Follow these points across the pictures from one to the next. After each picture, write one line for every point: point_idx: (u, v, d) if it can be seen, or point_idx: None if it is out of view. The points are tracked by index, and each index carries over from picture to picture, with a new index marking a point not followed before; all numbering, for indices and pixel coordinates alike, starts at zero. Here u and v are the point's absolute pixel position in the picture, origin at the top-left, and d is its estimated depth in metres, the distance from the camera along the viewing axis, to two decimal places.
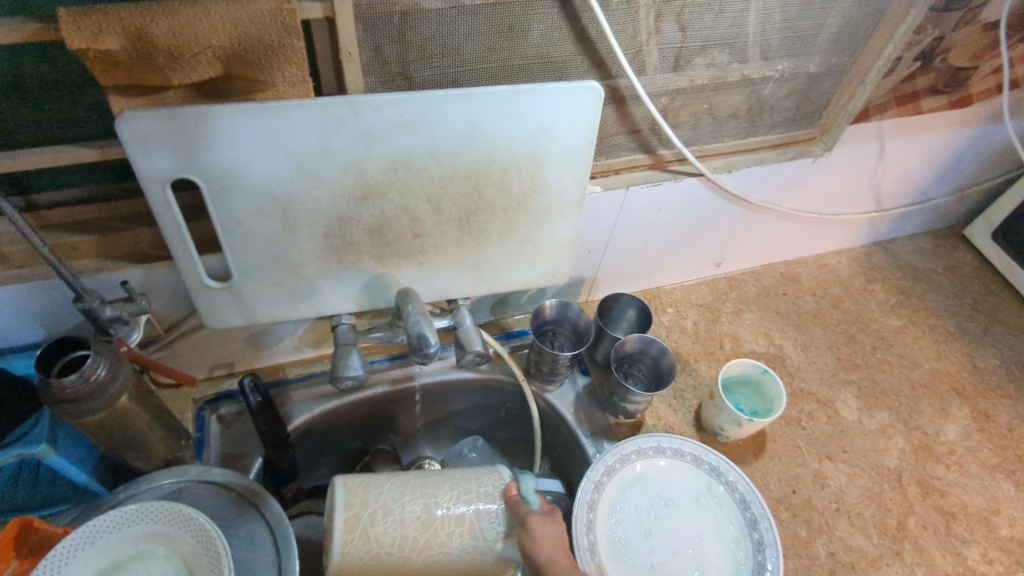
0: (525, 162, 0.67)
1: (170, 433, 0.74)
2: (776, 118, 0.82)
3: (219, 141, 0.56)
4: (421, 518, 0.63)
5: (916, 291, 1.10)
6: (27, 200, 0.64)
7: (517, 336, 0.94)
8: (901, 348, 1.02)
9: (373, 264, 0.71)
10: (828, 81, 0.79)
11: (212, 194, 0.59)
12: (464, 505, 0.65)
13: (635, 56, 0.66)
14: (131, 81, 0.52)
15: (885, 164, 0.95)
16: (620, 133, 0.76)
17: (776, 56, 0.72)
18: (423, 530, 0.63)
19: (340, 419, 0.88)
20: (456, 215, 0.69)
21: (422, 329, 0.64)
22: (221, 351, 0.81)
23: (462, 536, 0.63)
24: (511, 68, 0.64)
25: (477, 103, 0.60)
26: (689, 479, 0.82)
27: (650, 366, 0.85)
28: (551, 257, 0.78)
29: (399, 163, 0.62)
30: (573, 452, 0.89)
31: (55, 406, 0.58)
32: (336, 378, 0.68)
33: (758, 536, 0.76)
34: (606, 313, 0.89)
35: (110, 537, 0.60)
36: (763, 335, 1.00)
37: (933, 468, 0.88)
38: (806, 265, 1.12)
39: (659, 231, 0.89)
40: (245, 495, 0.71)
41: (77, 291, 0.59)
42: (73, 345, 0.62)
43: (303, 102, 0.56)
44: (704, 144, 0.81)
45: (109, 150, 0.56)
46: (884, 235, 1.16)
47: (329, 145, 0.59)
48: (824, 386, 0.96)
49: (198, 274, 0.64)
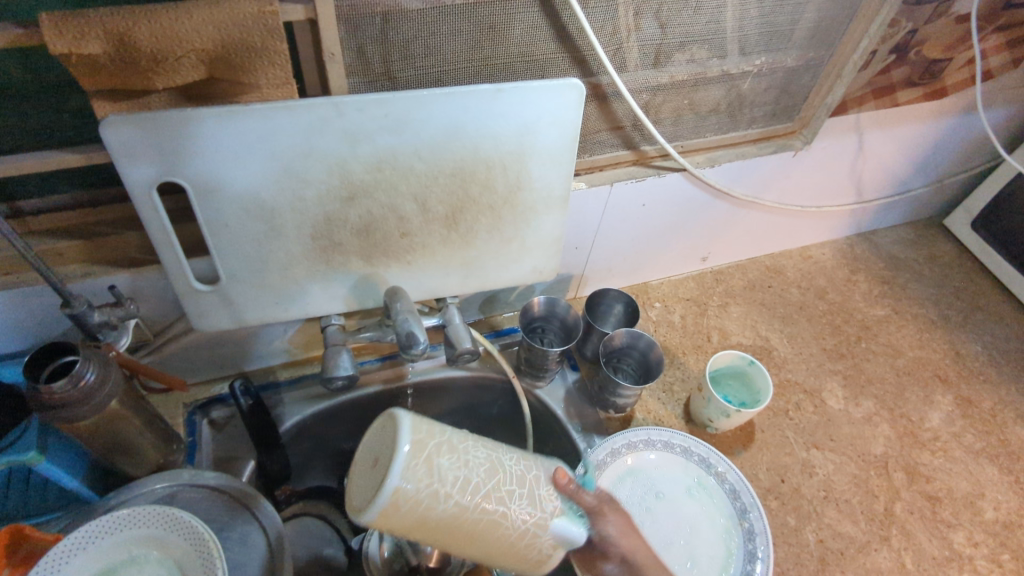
0: (510, 160, 0.67)
1: (161, 438, 0.74)
2: (757, 113, 0.84)
3: (204, 143, 0.56)
4: (488, 466, 0.51)
5: (899, 280, 1.12)
6: (12, 207, 0.63)
7: (506, 334, 0.95)
8: (886, 337, 1.03)
9: (361, 264, 0.71)
10: (806, 75, 0.81)
11: (198, 196, 0.59)
12: (527, 493, 0.52)
13: (615, 53, 0.67)
14: (116, 85, 0.52)
15: (865, 156, 0.96)
16: (603, 129, 0.76)
17: (754, 51, 0.74)
18: (491, 482, 0.50)
19: (331, 420, 0.89)
20: (443, 213, 0.69)
21: (411, 327, 0.65)
22: (211, 355, 0.81)
23: (523, 501, 0.51)
24: (493, 66, 0.64)
25: (460, 102, 0.61)
26: (679, 471, 0.83)
27: (638, 360, 0.86)
28: (538, 254, 0.78)
29: (385, 162, 0.63)
30: (564, 447, 0.90)
31: (44, 412, 0.58)
32: (327, 378, 0.68)
33: (748, 525, 0.77)
34: (594, 309, 0.90)
35: (103, 542, 0.61)
36: (749, 328, 1.02)
37: (918, 454, 0.90)
38: (791, 257, 1.13)
39: (645, 227, 0.90)
40: (238, 497, 0.71)
41: (66, 296, 0.59)
42: (61, 351, 0.61)
43: (288, 103, 0.56)
44: (687, 140, 0.82)
45: (94, 155, 0.56)
46: (867, 227, 1.18)
47: (314, 146, 0.59)
48: (811, 376, 0.97)
49: (186, 278, 0.65)
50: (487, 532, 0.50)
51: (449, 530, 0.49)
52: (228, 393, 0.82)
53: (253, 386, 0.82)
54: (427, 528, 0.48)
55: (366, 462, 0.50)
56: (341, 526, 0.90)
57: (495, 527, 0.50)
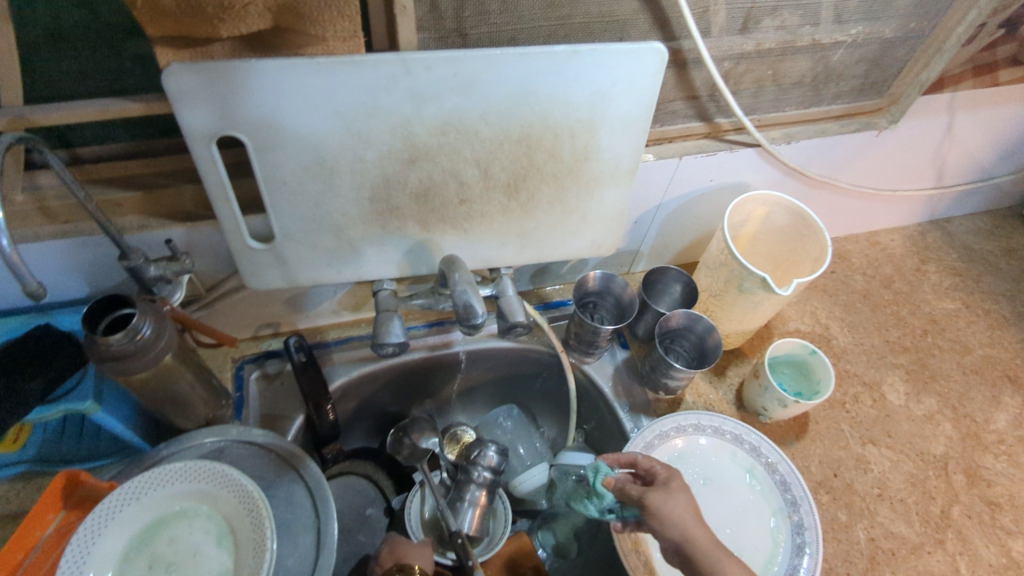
0: (580, 127, 0.63)
1: (212, 393, 0.74)
2: (843, 87, 0.78)
3: (265, 96, 0.54)
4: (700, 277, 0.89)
5: (973, 273, 1.05)
6: (71, 153, 0.64)
7: (555, 307, 0.93)
8: (953, 332, 0.98)
9: (418, 230, 0.69)
10: (902, 48, 0.75)
11: (258, 151, 0.57)
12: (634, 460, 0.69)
13: (700, 16, 0.63)
14: (179, 33, 0.50)
15: (952, 140, 0.90)
16: (678, 98, 0.72)
17: (850, 20, 0.68)
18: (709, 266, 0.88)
19: (376, 382, 0.88)
20: (504, 181, 0.66)
21: (470, 299, 0.63)
22: (262, 312, 0.81)
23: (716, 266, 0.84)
24: (571, 27, 0.60)
25: (532, 64, 0.57)
26: (728, 458, 0.81)
27: (694, 344, 0.83)
28: (599, 228, 0.75)
29: (449, 125, 0.60)
30: (608, 424, 0.89)
31: (101, 363, 0.58)
32: (377, 344, 0.66)
33: (798, 519, 0.75)
34: (650, 287, 0.87)
35: (158, 492, 0.63)
36: (809, 314, 0.98)
37: (981, 457, 0.85)
38: (857, 243, 1.08)
39: (710, 204, 0.86)
40: (286, 456, 0.72)
41: (12, 273, 0.44)
42: (118, 304, 0.61)
43: (354, 59, 0.53)
44: (764, 113, 0.77)
45: (154, 105, 0.54)
46: (940, 214, 1.11)
47: (379, 104, 0.57)
48: (871, 369, 0.93)
49: (241, 235, 0.63)
50: (737, 316, 0.82)
51: (736, 320, 0.83)
52: (281, 349, 0.82)
53: (306, 343, 0.82)
54: (725, 326, 0.85)
55: (797, 233, 0.81)
56: (385, 485, 0.88)
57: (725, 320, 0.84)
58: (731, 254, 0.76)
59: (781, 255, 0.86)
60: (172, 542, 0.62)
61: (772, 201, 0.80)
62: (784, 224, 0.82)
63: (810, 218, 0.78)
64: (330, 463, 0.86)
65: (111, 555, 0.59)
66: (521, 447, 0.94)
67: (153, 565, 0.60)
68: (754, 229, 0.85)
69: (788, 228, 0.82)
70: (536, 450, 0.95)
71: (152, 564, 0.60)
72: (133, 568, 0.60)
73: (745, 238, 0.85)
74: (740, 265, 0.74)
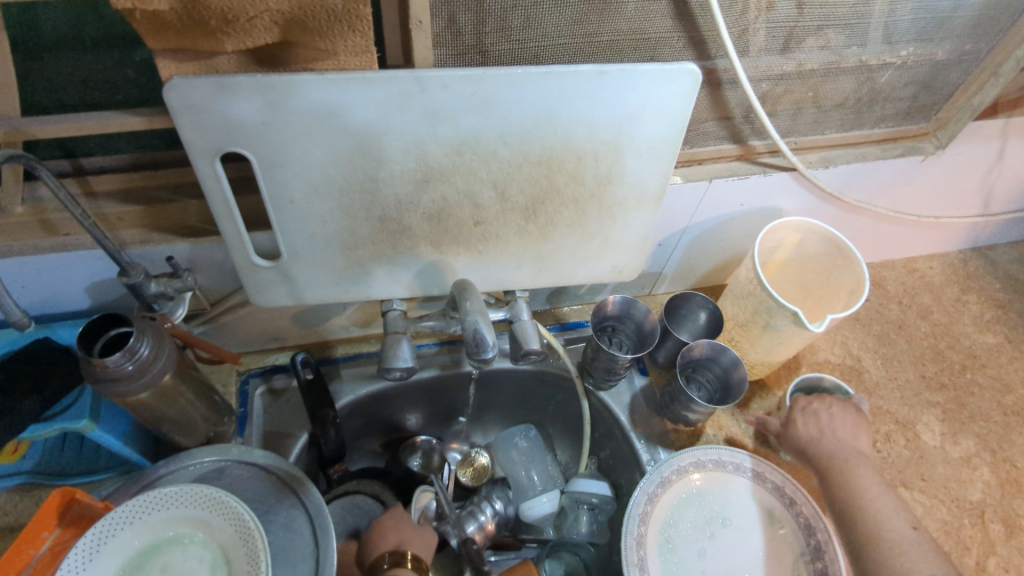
0: (604, 151, 0.60)
1: (213, 410, 0.72)
2: (887, 110, 0.73)
3: (272, 112, 0.51)
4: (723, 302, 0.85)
5: (1017, 306, 0.99)
6: (75, 164, 0.61)
7: (572, 328, 0.89)
8: (994, 369, 0.92)
9: (430, 251, 0.66)
10: (954, 71, 0.70)
11: (265, 169, 0.54)
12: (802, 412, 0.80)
13: (739, 35, 0.58)
14: (182, 45, 0.47)
15: (1002, 166, 0.84)
16: (710, 119, 0.68)
17: (901, 41, 0.64)
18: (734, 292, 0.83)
19: (383, 402, 0.85)
20: (523, 203, 0.63)
21: (479, 326, 0.59)
22: (269, 327, 0.78)
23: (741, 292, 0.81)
24: (598, 44, 0.57)
25: (558, 84, 0.53)
26: (749, 497, 0.77)
27: (718, 376, 0.79)
28: (621, 252, 0.71)
29: (465, 145, 0.56)
30: (623, 452, 0.85)
31: (97, 383, 0.56)
32: (385, 369, 0.63)
33: (821, 567, 0.70)
34: (673, 313, 0.83)
35: (152, 516, 0.60)
36: (839, 345, 0.93)
37: (1021, 505, 0.80)
38: (893, 269, 1.02)
39: (740, 228, 0.81)
40: (287, 480, 0.69)
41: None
42: (115, 322, 0.59)
43: (366, 75, 0.50)
44: (802, 136, 0.73)
45: (156, 119, 0.52)
46: (983, 241, 1.05)
47: (392, 124, 0.53)
48: (905, 406, 0.88)
49: (246, 252, 0.61)
50: (764, 350, 0.78)
51: (763, 353, 0.79)
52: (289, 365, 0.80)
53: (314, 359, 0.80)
54: (752, 357, 0.81)
55: (830, 261, 0.77)
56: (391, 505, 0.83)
57: (751, 353, 0.80)
58: (760, 284, 0.71)
59: (813, 284, 0.81)
60: (165, 570, 0.59)
61: (807, 228, 0.75)
62: (818, 252, 0.77)
63: (846, 248, 0.74)
64: (335, 485, 0.79)
65: None
66: (534, 472, 0.91)
67: None
68: (786, 256, 0.80)
69: (821, 256, 0.78)
70: (548, 473, 0.92)
71: None
72: None
73: (775, 265, 0.81)
74: (770, 297, 0.70)
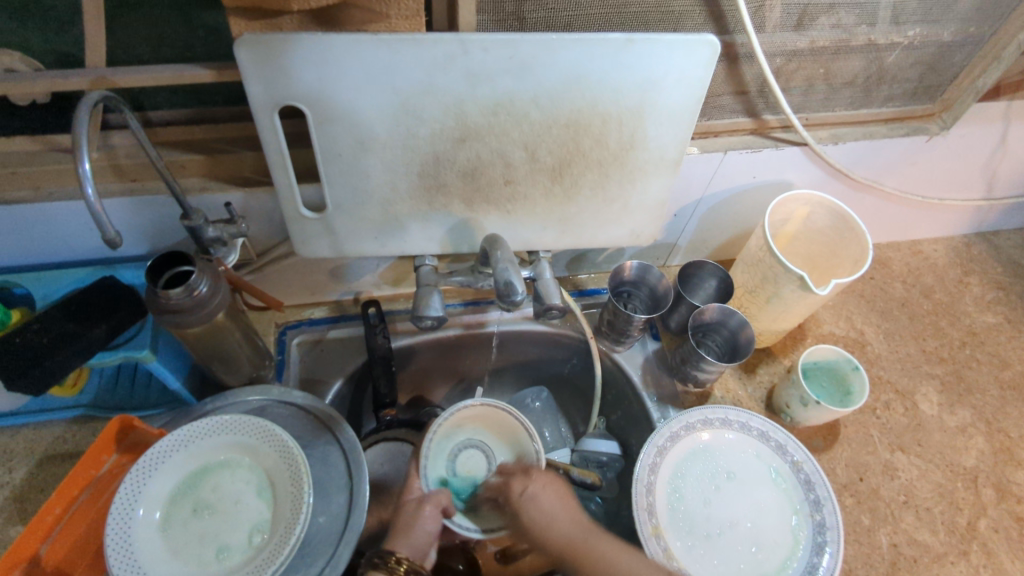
0: (628, 116, 0.65)
1: (256, 353, 0.78)
2: (894, 90, 0.78)
3: (328, 69, 0.56)
4: None
5: (1018, 288, 1.03)
6: (143, 117, 0.68)
7: (589, 295, 0.94)
8: (993, 346, 0.96)
9: (462, 209, 0.71)
10: (958, 54, 0.74)
11: (318, 123, 0.60)
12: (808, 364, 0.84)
13: (756, 11, 0.63)
14: (253, 5, 0.53)
15: (1006, 149, 0.88)
16: (727, 92, 0.73)
17: (908, 21, 0.68)
18: None
19: (412, 357, 0.91)
20: (550, 164, 0.68)
21: (510, 277, 0.64)
22: (307, 280, 0.84)
23: None
24: (627, 15, 0.62)
25: (588, 51, 0.58)
26: (752, 455, 0.81)
27: (726, 338, 0.84)
28: (639, 217, 0.76)
29: (501, 106, 0.61)
30: (634, 412, 0.90)
31: (160, 316, 0.62)
32: (418, 316, 0.68)
33: (820, 518, 0.75)
34: (687, 281, 0.88)
35: (203, 441, 0.66)
36: (844, 319, 0.98)
37: (1013, 472, 0.84)
38: (898, 250, 1.07)
39: (751, 201, 0.86)
40: (323, 419, 0.74)
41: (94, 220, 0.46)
42: (177, 261, 0.64)
43: (415, 36, 0.55)
44: (813, 112, 0.78)
45: (224, 72, 0.57)
46: (987, 226, 1.09)
47: (435, 82, 0.59)
48: (905, 377, 0.92)
49: (295, 203, 0.66)
50: (770, 316, 0.83)
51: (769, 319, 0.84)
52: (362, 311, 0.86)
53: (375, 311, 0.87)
54: (760, 324, 0.85)
55: (836, 233, 0.81)
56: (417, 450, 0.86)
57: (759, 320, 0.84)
58: (769, 251, 0.76)
59: (819, 256, 0.86)
60: (216, 490, 0.65)
61: (816, 201, 0.80)
62: (825, 225, 0.82)
63: (852, 220, 0.78)
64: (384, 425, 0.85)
65: (159, 496, 0.63)
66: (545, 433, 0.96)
67: (197, 509, 0.64)
68: (795, 229, 0.85)
69: (829, 229, 0.82)
70: (561, 435, 0.97)
71: (197, 507, 0.64)
72: (178, 510, 0.63)
73: (785, 237, 0.86)
74: (780, 263, 0.74)
